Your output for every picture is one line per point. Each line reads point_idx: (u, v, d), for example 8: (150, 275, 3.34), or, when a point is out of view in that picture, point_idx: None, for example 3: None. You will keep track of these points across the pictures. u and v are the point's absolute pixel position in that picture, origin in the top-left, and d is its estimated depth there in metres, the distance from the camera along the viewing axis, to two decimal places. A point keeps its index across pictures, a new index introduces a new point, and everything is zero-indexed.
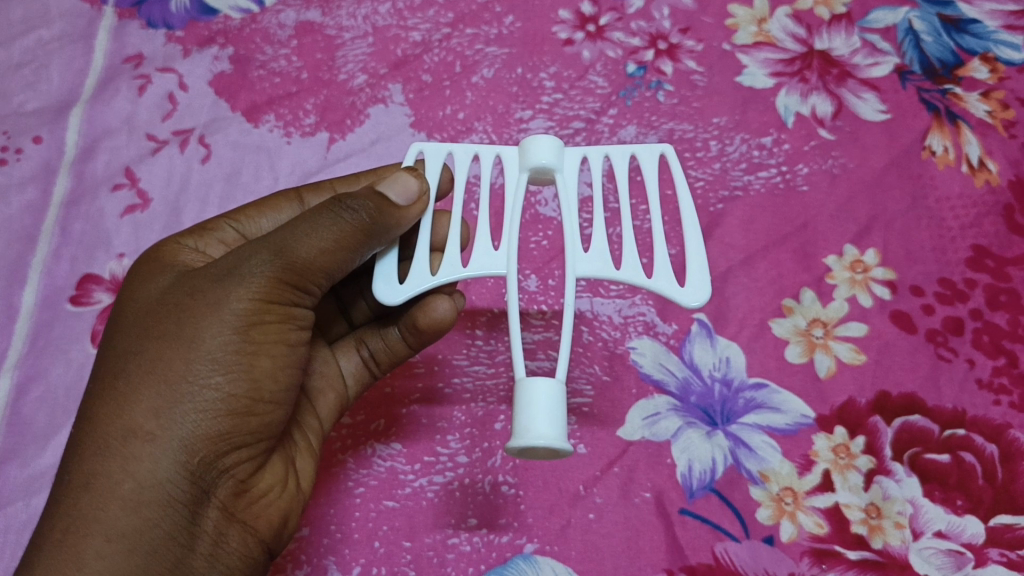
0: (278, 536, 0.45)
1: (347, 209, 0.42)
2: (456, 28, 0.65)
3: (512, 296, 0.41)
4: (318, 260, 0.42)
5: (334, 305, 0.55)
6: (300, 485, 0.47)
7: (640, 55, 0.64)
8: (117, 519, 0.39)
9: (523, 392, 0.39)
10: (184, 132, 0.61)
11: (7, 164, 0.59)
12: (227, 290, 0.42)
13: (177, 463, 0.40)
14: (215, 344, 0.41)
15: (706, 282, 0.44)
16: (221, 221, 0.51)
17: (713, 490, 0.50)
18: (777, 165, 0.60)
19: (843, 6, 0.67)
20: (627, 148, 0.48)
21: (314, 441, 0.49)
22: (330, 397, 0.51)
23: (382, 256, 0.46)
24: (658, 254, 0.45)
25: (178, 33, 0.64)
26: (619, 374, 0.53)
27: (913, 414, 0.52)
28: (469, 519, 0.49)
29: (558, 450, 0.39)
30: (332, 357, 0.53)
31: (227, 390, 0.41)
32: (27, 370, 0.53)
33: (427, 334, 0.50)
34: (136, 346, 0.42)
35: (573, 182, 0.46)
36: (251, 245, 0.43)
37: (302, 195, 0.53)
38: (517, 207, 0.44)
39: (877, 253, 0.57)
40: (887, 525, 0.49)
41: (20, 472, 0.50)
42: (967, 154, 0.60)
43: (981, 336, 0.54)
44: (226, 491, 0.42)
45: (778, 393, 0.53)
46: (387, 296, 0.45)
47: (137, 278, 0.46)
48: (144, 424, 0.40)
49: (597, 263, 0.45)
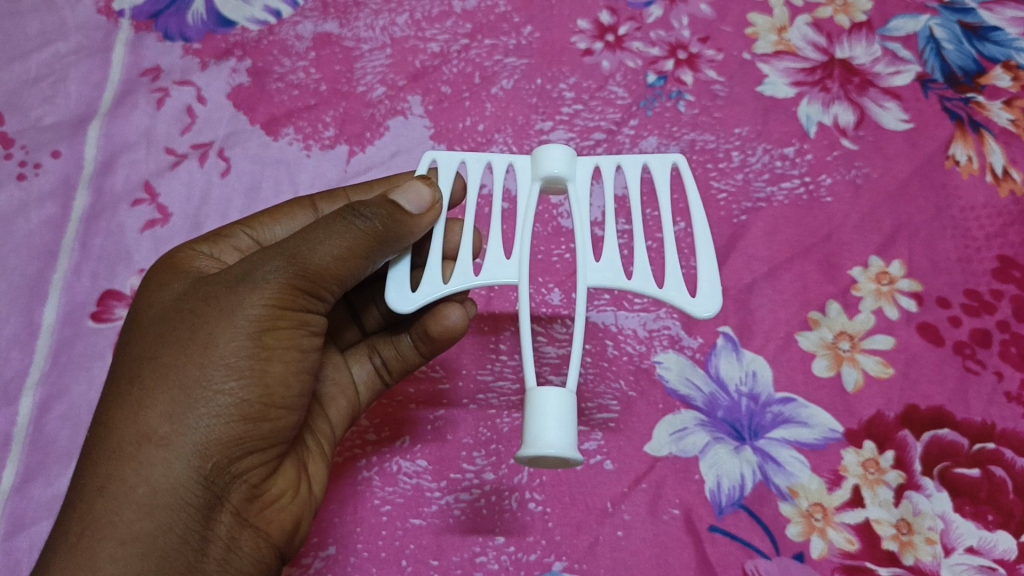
0: (289, 541, 0.45)
1: (359, 217, 0.42)
2: (474, 38, 0.65)
3: (524, 306, 0.41)
4: (331, 267, 0.42)
5: (346, 311, 0.55)
6: (311, 491, 0.47)
7: (660, 65, 0.64)
8: (131, 523, 0.38)
9: (533, 400, 0.39)
10: (204, 146, 0.61)
11: (25, 179, 0.59)
12: (241, 296, 0.41)
13: (191, 468, 0.40)
14: (228, 350, 0.41)
15: (716, 292, 0.44)
16: (236, 228, 0.51)
17: (742, 507, 0.49)
18: (801, 176, 0.60)
19: (863, 13, 0.66)
20: (637, 157, 0.48)
21: (326, 447, 0.49)
22: (341, 404, 0.51)
23: (394, 264, 0.45)
24: (670, 265, 0.45)
25: (195, 46, 0.64)
26: (644, 389, 0.53)
27: (942, 428, 0.52)
28: (495, 537, 0.49)
29: (568, 460, 0.38)
30: (344, 364, 0.52)
31: (240, 395, 0.41)
32: (49, 388, 0.53)
33: (438, 342, 0.50)
34: (151, 350, 0.42)
35: (585, 192, 0.46)
36: (265, 252, 0.43)
37: (317, 204, 0.53)
38: (528, 214, 0.43)
39: (902, 265, 0.56)
40: (918, 540, 0.49)
41: (44, 491, 0.50)
42: (991, 164, 0.60)
43: (1009, 348, 0.54)
44: (239, 496, 0.42)
45: (806, 407, 0.52)
46: (399, 304, 0.44)
47: (151, 284, 0.46)
48: (158, 429, 0.40)
49: (607, 273, 0.45)
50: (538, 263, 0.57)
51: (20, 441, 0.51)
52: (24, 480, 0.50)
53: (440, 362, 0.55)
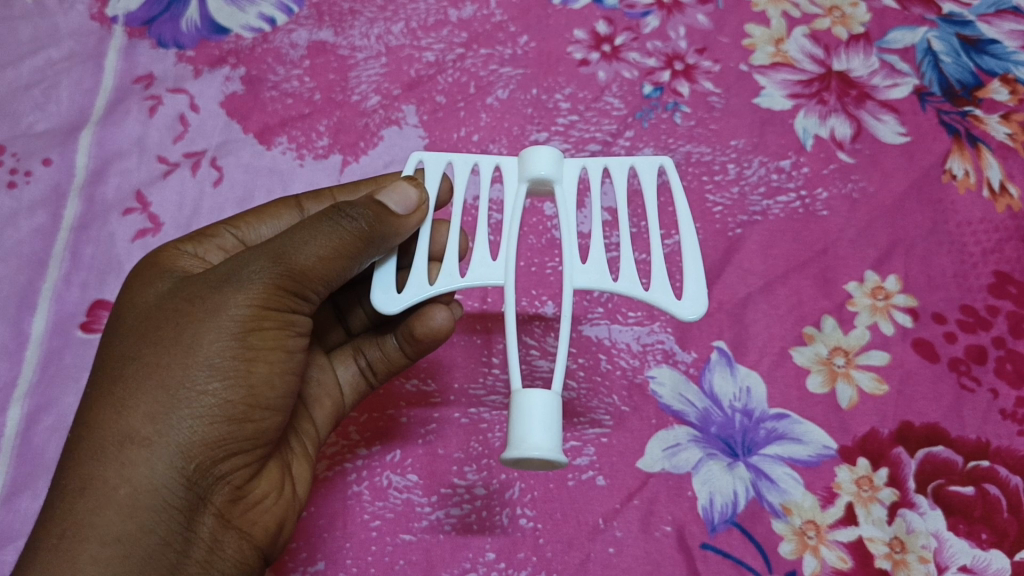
0: (272, 542, 0.45)
1: (346, 217, 0.42)
2: (470, 48, 0.64)
3: (512, 310, 0.40)
4: (316, 267, 0.42)
5: (332, 312, 0.54)
6: (296, 492, 0.47)
7: (656, 76, 0.64)
8: (112, 525, 0.38)
9: (518, 403, 0.39)
10: (196, 154, 0.60)
11: (16, 187, 0.58)
12: (226, 296, 0.41)
13: (173, 469, 0.39)
14: (212, 350, 0.40)
15: (702, 294, 0.43)
16: (221, 227, 0.50)
17: (734, 524, 0.49)
18: (797, 189, 0.59)
19: (861, 25, 0.66)
20: (625, 160, 0.47)
21: (310, 448, 0.49)
22: (326, 405, 0.50)
23: (381, 264, 0.45)
24: (657, 268, 0.44)
25: (189, 53, 0.64)
26: (638, 405, 0.52)
27: (936, 445, 0.51)
28: (486, 553, 0.49)
29: (554, 462, 0.38)
30: (329, 365, 0.52)
31: (224, 396, 0.40)
32: (37, 400, 0.52)
33: (424, 343, 0.50)
34: (134, 350, 0.41)
35: (572, 194, 0.45)
36: (250, 251, 0.42)
37: (303, 204, 0.52)
38: (515, 216, 0.43)
39: (898, 280, 0.56)
40: (911, 559, 0.48)
41: (32, 502, 0.49)
42: (988, 178, 0.60)
43: (1004, 365, 0.53)
44: (222, 498, 0.41)
45: (800, 423, 0.52)
46: (385, 305, 0.44)
47: (135, 283, 0.46)
48: (140, 429, 0.39)
49: (594, 275, 0.44)
50: (532, 275, 0.57)
51: (7, 453, 0.51)
52: (10, 494, 0.50)
53: (432, 375, 0.54)
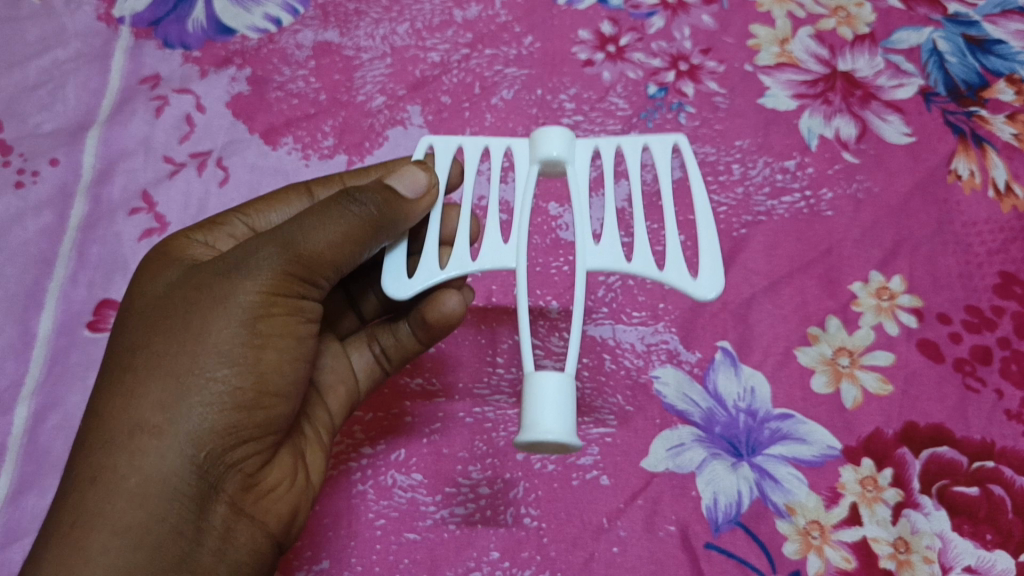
0: (284, 531, 0.45)
1: (355, 202, 0.42)
2: (475, 48, 0.65)
3: (523, 300, 0.40)
4: (325, 253, 0.42)
5: (343, 298, 0.55)
6: (308, 480, 0.47)
7: (660, 76, 0.64)
8: (124, 513, 0.38)
9: (531, 386, 0.39)
10: (202, 154, 0.61)
11: (23, 186, 0.59)
12: (234, 283, 0.41)
13: (184, 457, 0.39)
14: (222, 337, 0.41)
15: (718, 269, 0.43)
16: (230, 215, 0.50)
17: (738, 524, 0.49)
18: (801, 189, 0.59)
19: (866, 25, 0.66)
20: (638, 138, 0.47)
21: (322, 435, 0.49)
22: (338, 393, 0.51)
23: (392, 249, 0.45)
24: (670, 247, 0.44)
25: (196, 53, 0.64)
26: (642, 404, 0.52)
27: (941, 445, 0.51)
28: (491, 552, 0.49)
29: (568, 445, 0.38)
30: (342, 352, 0.53)
31: (234, 383, 0.41)
32: (43, 399, 0.53)
33: (436, 329, 0.50)
34: (143, 339, 0.41)
35: (585, 173, 0.45)
36: (258, 237, 0.42)
37: (313, 190, 0.53)
38: (526, 197, 0.43)
39: (903, 281, 0.56)
40: (916, 559, 0.48)
41: (38, 501, 0.50)
42: (993, 178, 0.60)
43: (1009, 366, 0.53)
44: (233, 486, 0.42)
45: (804, 423, 0.52)
46: (396, 291, 0.44)
47: (144, 273, 0.46)
48: (150, 418, 0.39)
49: (607, 257, 0.44)
50: (536, 275, 0.57)
51: (13, 452, 0.51)
52: (17, 491, 0.50)
53: (437, 374, 0.54)
